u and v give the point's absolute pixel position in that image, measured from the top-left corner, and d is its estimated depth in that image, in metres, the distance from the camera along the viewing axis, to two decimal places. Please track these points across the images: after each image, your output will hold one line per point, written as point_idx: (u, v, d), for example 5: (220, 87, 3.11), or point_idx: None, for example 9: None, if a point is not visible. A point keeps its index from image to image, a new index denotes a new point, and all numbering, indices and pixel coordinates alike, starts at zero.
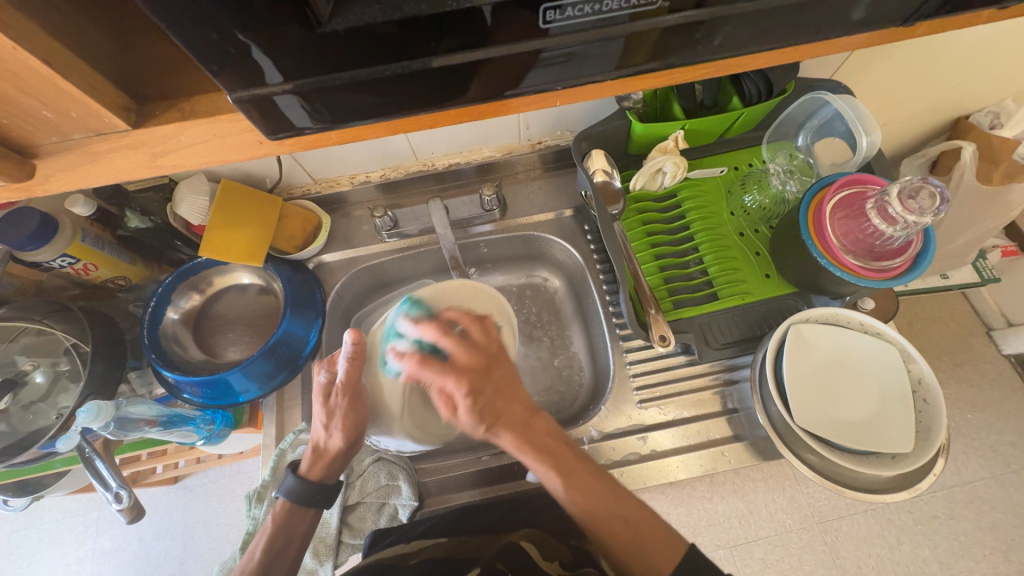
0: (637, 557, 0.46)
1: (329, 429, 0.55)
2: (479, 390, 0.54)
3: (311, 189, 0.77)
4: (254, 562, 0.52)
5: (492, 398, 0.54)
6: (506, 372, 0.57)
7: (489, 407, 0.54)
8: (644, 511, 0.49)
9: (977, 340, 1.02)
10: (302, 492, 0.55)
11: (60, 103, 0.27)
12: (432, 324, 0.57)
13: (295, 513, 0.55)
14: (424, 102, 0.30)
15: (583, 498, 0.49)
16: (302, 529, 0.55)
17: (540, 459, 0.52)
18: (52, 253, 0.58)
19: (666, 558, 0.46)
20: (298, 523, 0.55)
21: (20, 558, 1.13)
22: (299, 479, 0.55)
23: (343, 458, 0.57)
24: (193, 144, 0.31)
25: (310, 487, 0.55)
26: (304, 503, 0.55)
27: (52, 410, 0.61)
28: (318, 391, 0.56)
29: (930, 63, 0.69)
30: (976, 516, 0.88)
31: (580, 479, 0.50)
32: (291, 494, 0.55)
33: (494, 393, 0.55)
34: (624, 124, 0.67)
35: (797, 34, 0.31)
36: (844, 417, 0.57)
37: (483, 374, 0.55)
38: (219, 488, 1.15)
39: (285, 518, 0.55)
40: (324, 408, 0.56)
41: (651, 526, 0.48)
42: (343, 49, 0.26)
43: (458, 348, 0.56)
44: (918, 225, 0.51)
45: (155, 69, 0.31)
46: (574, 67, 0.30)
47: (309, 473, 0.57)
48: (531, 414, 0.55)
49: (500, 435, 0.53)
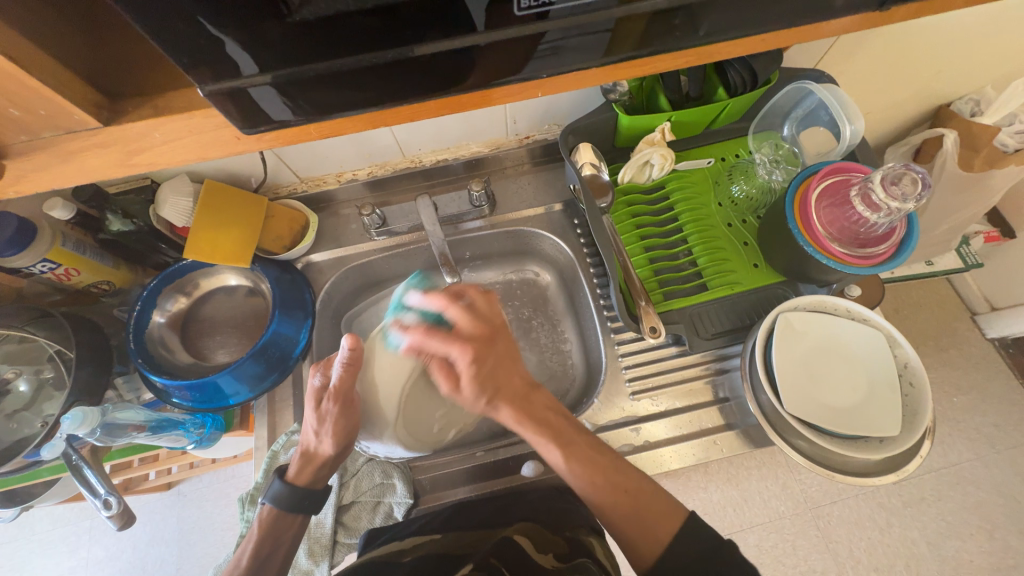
0: (641, 528, 0.48)
1: (319, 434, 0.55)
2: (482, 362, 0.53)
3: (298, 188, 0.76)
4: (241, 567, 0.52)
5: (494, 372, 0.54)
6: (508, 346, 0.56)
7: (491, 381, 0.53)
8: (642, 485, 0.51)
9: (962, 325, 1.04)
10: (289, 497, 0.55)
11: (27, 101, 0.27)
12: (440, 292, 0.55)
13: (283, 518, 0.55)
14: (405, 93, 0.30)
15: (581, 470, 0.51)
16: (290, 534, 0.55)
17: (539, 431, 0.53)
18: (31, 258, 0.57)
19: (667, 531, 0.47)
20: (285, 529, 0.55)
21: (11, 570, 1.11)
22: (286, 485, 0.55)
23: (332, 464, 0.57)
24: (168, 141, 0.30)
25: (296, 493, 0.55)
26: (290, 509, 0.55)
27: (37, 418, 0.60)
28: (311, 395, 0.55)
29: (912, 51, 0.70)
30: (962, 496, 0.90)
31: (578, 451, 0.51)
32: (279, 500, 0.55)
33: (496, 365, 0.54)
34: (611, 116, 0.67)
35: (777, 21, 0.31)
36: (831, 402, 0.58)
37: (488, 344, 0.54)
38: (213, 493, 1.14)
39: (273, 522, 0.54)
40: (315, 413, 0.55)
41: (649, 496, 0.50)
42: (318, 39, 0.25)
43: (464, 317, 0.54)
44: (901, 211, 0.52)
45: (129, 66, 0.31)
46: (554, 55, 0.30)
47: (297, 478, 0.56)
48: (531, 388, 0.55)
49: (500, 409, 0.53)
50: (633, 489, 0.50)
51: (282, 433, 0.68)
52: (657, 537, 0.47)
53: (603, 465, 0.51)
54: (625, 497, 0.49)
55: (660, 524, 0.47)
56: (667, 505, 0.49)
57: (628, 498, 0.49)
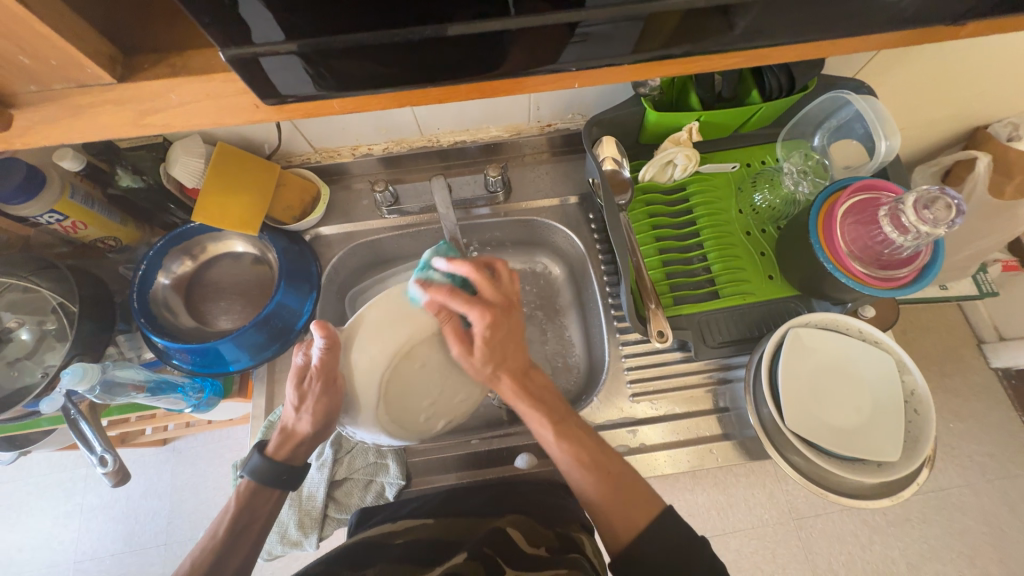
0: (619, 522, 0.47)
1: (300, 412, 0.56)
2: (496, 329, 0.56)
3: (311, 158, 0.75)
4: (216, 538, 0.52)
5: (503, 343, 0.57)
6: (519, 321, 0.59)
7: (499, 351, 0.57)
8: (621, 474, 0.50)
9: (968, 353, 1.02)
10: (268, 472, 0.55)
11: (38, 49, 0.25)
12: (467, 261, 0.56)
13: (261, 492, 0.55)
14: (434, 74, 0.28)
15: (569, 447, 0.52)
16: (266, 510, 0.55)
17: (535, 405, 0.55)
18: (38, 208, 0.56)
19: (640, 516, 0.47)
20: (262, 503, 0.55)
21: (8, 508, 1.14)
22: (265, 459, 0.55)
23: (310, 444, 0.57)
24: (182, 104, 0.29)
25: (274, 467, 0.55)
26: (268, 483, 0.55)
27: (38, 368, 0.61)
28: (293, 372, 0.55)
29: (957, 69, 0.67)
30: (947, 521, 0.90)
31: (568, 429, 0.53)
32: (257, 474, 0.55)
33: (506, 336, 0.57)
34: (638, 111, 0.65)
35: (832, 29, 0.29)
36: (834, 422, 0.58)
37: (505, 314, 0.57)
38: (208, 452, 1.16)
39: (250, 495, 0.55)
40: (297, 390, 0.55)
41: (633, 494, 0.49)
42: (349, 7, 0.24)
43: (485, 285, 0.57)
44: (930, 235, 0.50)
45: (150, 22, 0.29)
46: (595, 46, 0.28)
47: (276, 454, 0.57)
48: (531, 366, 0.59)
49: (501, 377, 0.57)
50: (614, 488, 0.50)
51: (280, 404, 0.68)
52: (633, 522, 0.47)
53: (591, 447, 0.52)
54: (608, 481, 0.49)
55: (638, 512, 0.47)
56: (644, 499, 0.48)
57: (613, 487, 0.49)
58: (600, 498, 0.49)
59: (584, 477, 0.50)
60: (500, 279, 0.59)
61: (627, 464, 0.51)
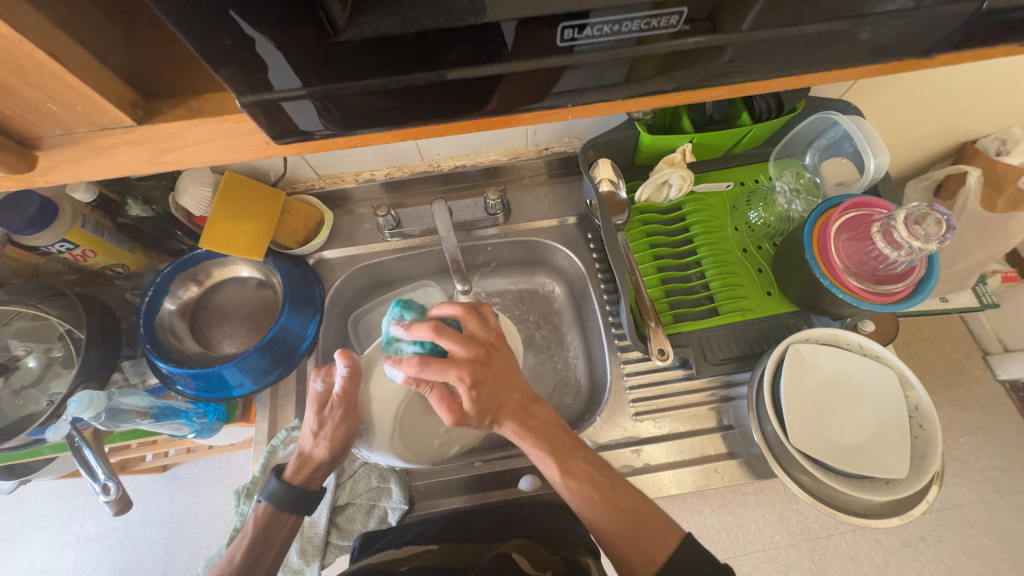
0: (640, 549, 0.47)
1: (318, 437, 0.56)
2: (480, 382, 0.52)
3: (315, 184, 0.77)
4: (232, 564, 0.52)
5: (493, 392, 0.53)
6: (504, 362, 0.56)
7: (494, 400, 0.53)
8: (637, 502, 0.51)
9: (972, 364, 1.01)
10: (285, 497, 0.55)
11: (65, 97, 0.27)
12: (427, 322, 0.52)
13: (277, 518, 0.55)
14: (436, 113, 0.30)
15: (576, 485, 0.51)
16: (282, 535, 0.55)
17: (539, 445, 0.53)
18: (50, 238, 0.58)
19: (660, 548, 0.47)
20: (278, 529, 0.55)
21: (5, 540, 1.12)
22: (283, 484, 0.55)
23: (327, 468, 0.57)
24: (198, 141, 0.31)
25: (293, 492, 0.55)
26: (285, 508, 0.55)
27: (44, 395, 0.61)
28: (313, 400, 0.56)
29: (941, 88, 0.69)
30: (963, 539, 0.88)
31: (575, 465, 0.52)
32: (276, 498, 0.55)
33: (494, 384, 0.53)
34: (633, 134, 0.67)
35: (813, 64, 0.31)
36: (839, 439, 0.57)
37: (486, 365, 0.53)
38: (208, 478, 1.14)
39: (267, 521, 0.55)
40: (316, 416, 0.56)
41: (644, 513, 0.50)
42: (355, 59, 0.26)
43: (456, 341, 0.52)
44: (922, 251, 0.51)
45: (164, 65, 0.31)
46: (587, 82, 0.30)
47: (293, 478, 0.57)
48: (532, 400, 0.56)
49: (502, 423, 0.54)
50: (627, 506, 0.50)
51: (283, 428, 0.68)
52: (649, 552, 0.47)
53: (603, 481, 0.52)
54: (621, 514, 0.49)
55: (658, 547, 0.47)
56: (664, 526, 0.49)
57: (624, 517, 0.49)
58: (612, 531, 0.49)
59: (595, 509, 0.50)
60: (473, 325, 0.56)
61: (640, 494, 0.51)
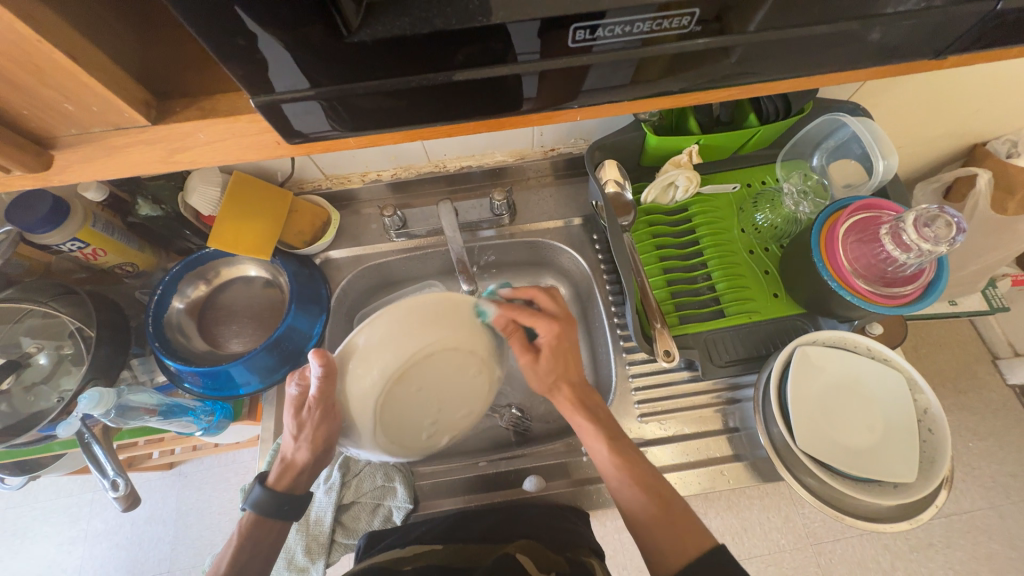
0: (678, 534, 0.50)
1: (298, 440, 0.56)
2: (562, 339, 0.60)
3: (322, 184, 0.77)
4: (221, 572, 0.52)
5: (564, 352, 0.61)
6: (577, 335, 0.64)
7: (562, 361, 0.61)
8: (674, 501, 0.53)
9: (982, 368, 1.00)
10: (270, 502, 0.55)
11: (81, 97, 0.28)
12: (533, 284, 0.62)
13: (263, 524, 0.55)
14: (445, 115, 0.31)
15: (620, 461, 0.56)
16: (269, 541, 0.55)
17: (591, 421, 0.59)
18: (62, 236, 0.58)
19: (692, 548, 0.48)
20: (265, 535, 0.55)
21: (14, 535, 1.14)
22: (266, 490, 0.56)
23: (310, 471, 0.58)
24: (211, 142, 0.31)
25: (276, 497, 0.55)
26: (270, 514, 0.55)
27: (54, 392, 0.62)
28: (290, 403, 0.56)
29: (952, 89, 0.69)
30: (973, 545, 0.87)
31: (622, 447, 0.57)
32: (260, 505, 0.55)
33: (567, 349, 0.61)
34: (639, 135, 0.67)
35: (823, 66, 0.31)
36: (847, 443, 0.57)
37: (569, 327, 0.62)
38: (213, 476, 1.15)
39: (253, 528, 0.55)
40: (295, 419, 0.56)
41: (680, 516, 0.51)
42: (367, 60, 0.26)
43: (549, 300, 0.62)
44: (932, 253, 0.51)
45: (177, 65, 0.31)
46: (597, 83, 0.30)
47: (278, 484, 0.57)
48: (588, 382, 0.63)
49: (560, 390, 0.61)
50: (666, 499, 0.53)
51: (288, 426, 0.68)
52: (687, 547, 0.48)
53: (639, 468, 0.55)
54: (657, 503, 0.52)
55: (689, 540, 0.49)
56: (696, 530, 0.50)
57: (659, 505, 0.52)
58: (648, 515, 0.52)
59: (631, 487, 0.54)
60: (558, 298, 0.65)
61: (676, 492, 0.54)
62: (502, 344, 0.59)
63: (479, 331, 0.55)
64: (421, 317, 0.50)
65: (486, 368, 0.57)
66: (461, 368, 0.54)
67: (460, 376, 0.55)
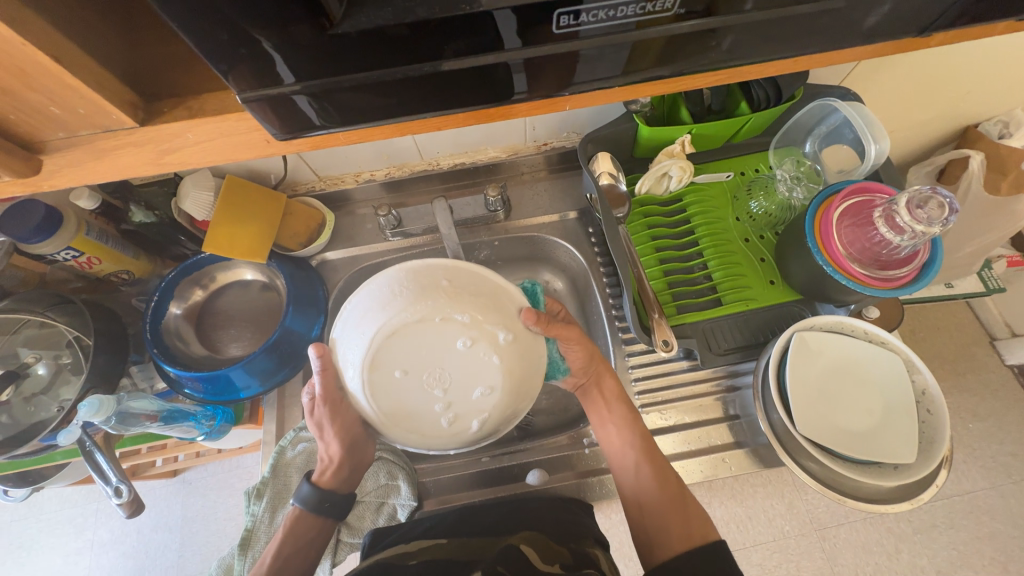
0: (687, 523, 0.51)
1: (325, 437, 0.59)
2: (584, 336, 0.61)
3: (316, 186, 0.77)
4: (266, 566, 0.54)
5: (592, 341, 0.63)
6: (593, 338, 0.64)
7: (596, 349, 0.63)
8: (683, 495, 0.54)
9: (980, 350, 1.00)
10: (314, 499, 0.58)
11: (68, 100, 0.28)
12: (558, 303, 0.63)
13: (303, 521, 0.58)
14: (433, 106, 0.30)
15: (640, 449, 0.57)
16: (312, 534, 0.58)
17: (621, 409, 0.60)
18: (56, 245, 0.58)
19: (700, 533, 0.50)
20: (308, 530, 0.58)
21: (20, 547, 1.13)
22: (313, 488, 0.58)
23: (347, 463, 0.60)
24: (200, 142, 0.31)
25: (320, 494, 0.58)
26: (318, 511, 0.58)
27: (53, 402, 0.61)
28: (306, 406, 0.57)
29: (943, 71, 0.69)
30: (975, 525, 0.87)
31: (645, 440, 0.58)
32: (307, 502, 0.58)
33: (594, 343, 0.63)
34: (631, 127, 0.66)
35: (810, 44, 0.31)
36: (847, 426, 0.57)
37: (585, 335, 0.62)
38: (217, 482, 1.15)
39: (296, 523, 0.58)
40: (314, 420, 0.58)
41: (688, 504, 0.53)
42: (350, 52, 0.26)
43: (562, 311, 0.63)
44: (926, 235, 0.51)
45: (162, 66, 0.31)
46: (584, 69, 0.30)
47: (321, 481, 0.60)
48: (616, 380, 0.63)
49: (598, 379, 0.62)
50: (676, 494, 0.54)
51: (291, 428, 0.68)
52: (693, 531, 0.50)
53: (658, 461, 0.57)
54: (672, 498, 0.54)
55: (699, 528, 0.50)
56: (701, 521, 0.51)
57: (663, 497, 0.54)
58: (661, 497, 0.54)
59: (646, 477, 0.55)
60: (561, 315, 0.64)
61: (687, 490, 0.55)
62: (504, 305, 0.52)
63: (448, 296, 0.50)
64: (378, 299, 0.50)
65: (477, 333, 0.50)
66: (444, 338, 0.50)
67: (446, 348, 0.50)
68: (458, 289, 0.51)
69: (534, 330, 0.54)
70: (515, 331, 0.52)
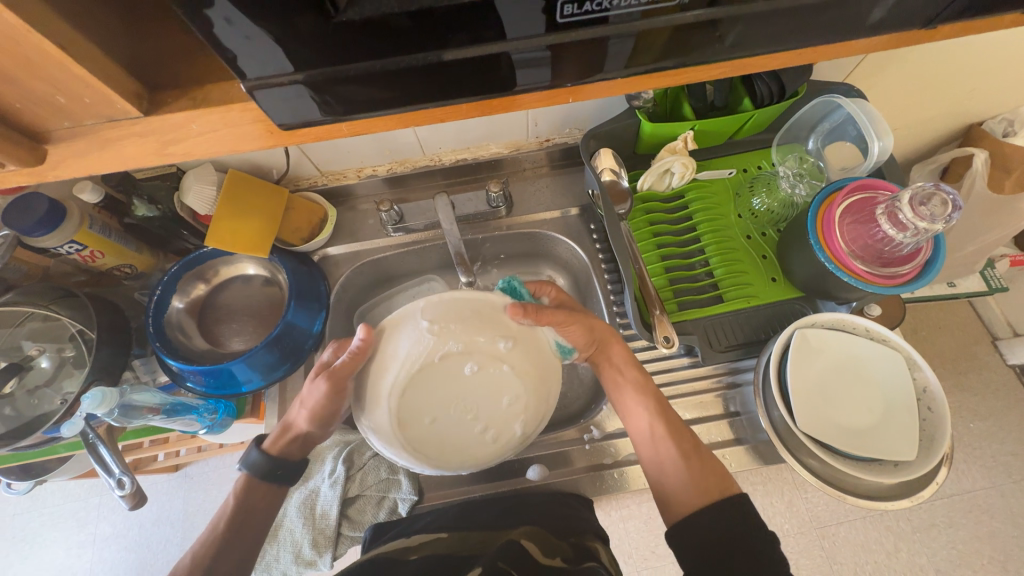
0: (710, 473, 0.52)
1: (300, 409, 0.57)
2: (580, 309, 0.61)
3: (318, 181, 0.77)
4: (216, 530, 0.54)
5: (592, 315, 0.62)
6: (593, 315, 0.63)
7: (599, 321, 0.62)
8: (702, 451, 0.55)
9: (982, 349, 1.00)
10: (264, 467, 0.57)
11: (73, 89, 0.28)
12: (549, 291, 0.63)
13: (256, 488, 0.56)
14: (434, 98, 0.30)
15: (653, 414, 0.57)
16: (260, 505, 0.56)
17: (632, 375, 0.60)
18: (59, 239, 0.58)
19: (722, 485, 0.50)
20: (256, 498, 0.56)
21: (23, 540, 1.14)
22: (262, 454, 0.57)
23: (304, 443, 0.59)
24: (204, 132, 0.31)
25: (270, 462, 0.56)
26: (265, 478, 0.57)
27: (57, 395, 0.62)
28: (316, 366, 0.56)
29: (947, 68, 0.68)
30: (975, 524, 0.87)
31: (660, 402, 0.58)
32: (255, 469, 0.56)
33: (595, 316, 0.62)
34: (633, 123, 0.67)
35: (815, 36, 0.30)
36: (847, 422, 0.57)
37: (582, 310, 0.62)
38: (218, 476, 1.16)
39: (246, 491, 0.56)
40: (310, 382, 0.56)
41: (708, 458, 0.54)
42: (353, 40, 0.26)
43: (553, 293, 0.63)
44: (929, 231, 0.51)
45: (166, 56, 0.31)
46: (587, 59, 0.30)
47: (272, 448, 0.59)
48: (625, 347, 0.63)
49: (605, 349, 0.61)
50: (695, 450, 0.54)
51: None
52: (716, 484, 0.50)
53: (673, 421, 0.57)
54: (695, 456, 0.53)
55: (722, 480, 0.51)
56: (720, 473, 0.52)
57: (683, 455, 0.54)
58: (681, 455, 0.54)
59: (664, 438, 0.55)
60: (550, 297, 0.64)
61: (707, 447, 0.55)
62: (494, 317, 0.52)
63: (435, 334, 0.49)
64: (376, 364, 0.50)
65: (478, 356, 0.51)
66: (450, 368, 0.51)
67: (454, 378, 0.51)
68: (443, 323, 0.50)
69: (534, 334, 0.54)
70: (512, 335, 0.52)
